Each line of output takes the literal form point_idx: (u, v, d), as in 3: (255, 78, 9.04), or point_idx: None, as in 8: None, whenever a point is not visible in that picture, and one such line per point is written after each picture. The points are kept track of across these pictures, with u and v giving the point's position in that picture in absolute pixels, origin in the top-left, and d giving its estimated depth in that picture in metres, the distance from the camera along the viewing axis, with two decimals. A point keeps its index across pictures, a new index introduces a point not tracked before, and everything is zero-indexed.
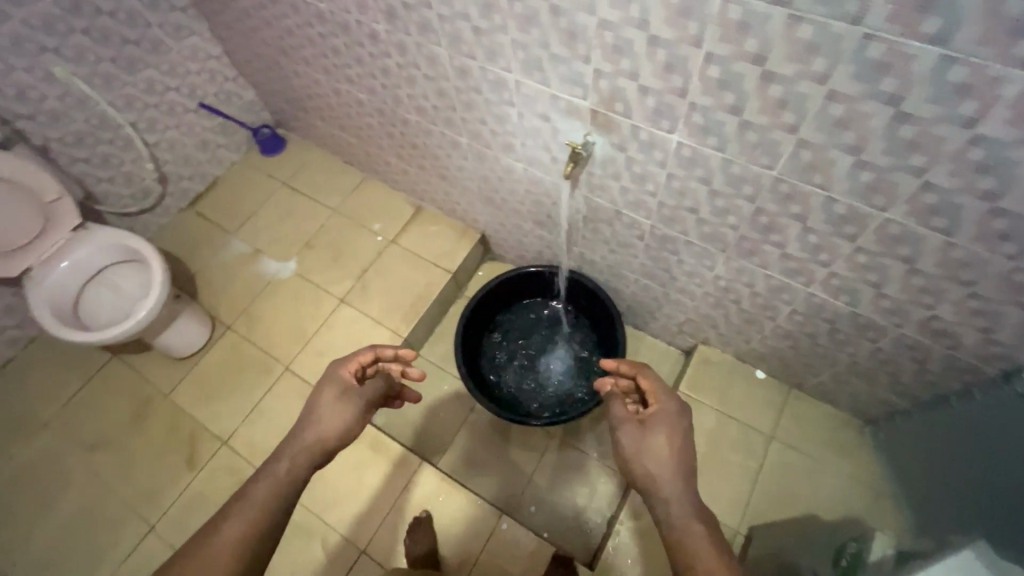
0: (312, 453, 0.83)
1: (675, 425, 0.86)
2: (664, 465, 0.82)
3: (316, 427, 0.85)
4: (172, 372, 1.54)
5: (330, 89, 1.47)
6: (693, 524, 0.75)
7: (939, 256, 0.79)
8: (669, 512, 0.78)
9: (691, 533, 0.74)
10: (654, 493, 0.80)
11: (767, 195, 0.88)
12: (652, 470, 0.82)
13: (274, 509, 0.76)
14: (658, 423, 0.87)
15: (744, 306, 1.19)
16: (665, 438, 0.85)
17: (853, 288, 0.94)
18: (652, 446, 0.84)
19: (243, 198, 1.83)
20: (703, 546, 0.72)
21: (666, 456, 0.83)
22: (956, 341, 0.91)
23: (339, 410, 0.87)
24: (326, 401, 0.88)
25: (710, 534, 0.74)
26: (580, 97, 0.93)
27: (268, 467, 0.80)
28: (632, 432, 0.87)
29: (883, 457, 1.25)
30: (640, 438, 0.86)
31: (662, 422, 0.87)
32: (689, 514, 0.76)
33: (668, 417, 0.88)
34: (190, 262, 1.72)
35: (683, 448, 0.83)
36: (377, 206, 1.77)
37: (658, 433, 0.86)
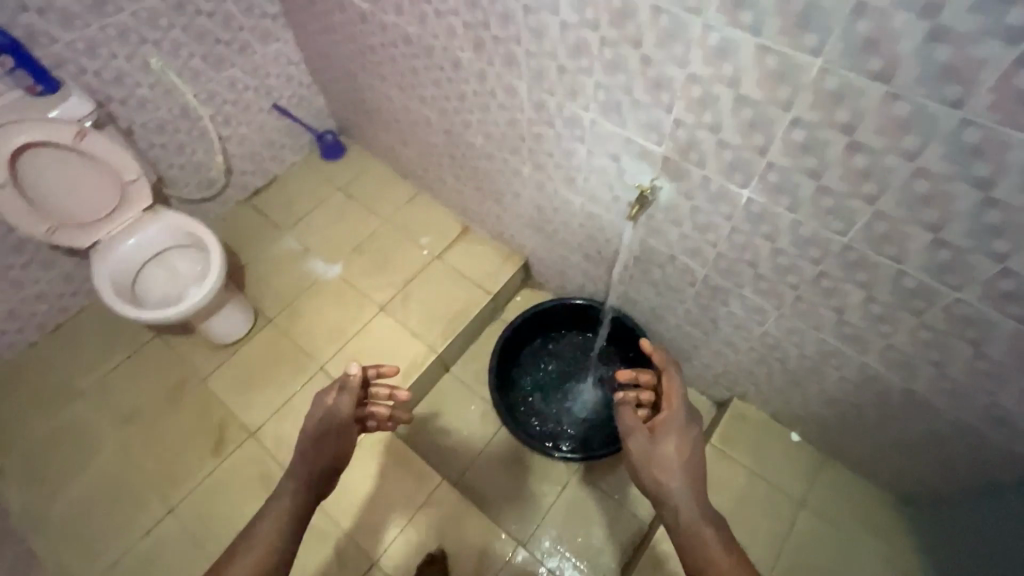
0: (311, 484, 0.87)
1: (686, 432, 0.87)
2: (676, 473, 0.82)
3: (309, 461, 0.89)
4: (210, 358, 1.58)
5: (400, 105, 1.53)
6: (702, 528, 0.76)
7: (1010, 343, 0.77)
8: (679, 515, 0.78)
9: (703, 537, 0.75)
10: (664, 499, 0.81)
11: (833, 260, 0.88)
12: (663, 476, 0.82)
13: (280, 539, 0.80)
14: (670, 432, 0.88)
15: (789, 366, 1.18)
16: (677, 446, 0.85)
17: (910, 363, 0.93)
18: (663, 453, 0.85)
19: (299, 198, 1.89)
20: (715, 550, 0.73)
21: (677, 465, 0.83)
22: (1016, 432, 0.88)
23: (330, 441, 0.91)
24: (310, 430, 0.92)
25: (720, 538, 0.75)
26: (655, 142, 0.96)
27: (272, 502, 0.85)
28: (643, 438, 0.87)
29: (921, 542, 1.20)
30: (651, 445, 0.86)
31: (673, 429, 0.88)
32: (698, 519, 0.77)
33: (679, 426, 0.88)
34: (242, 253, 1.77)
35: (694, 456, 0.84)
36: (426, 221, 1.81)
37: (669, 442, 0.86)
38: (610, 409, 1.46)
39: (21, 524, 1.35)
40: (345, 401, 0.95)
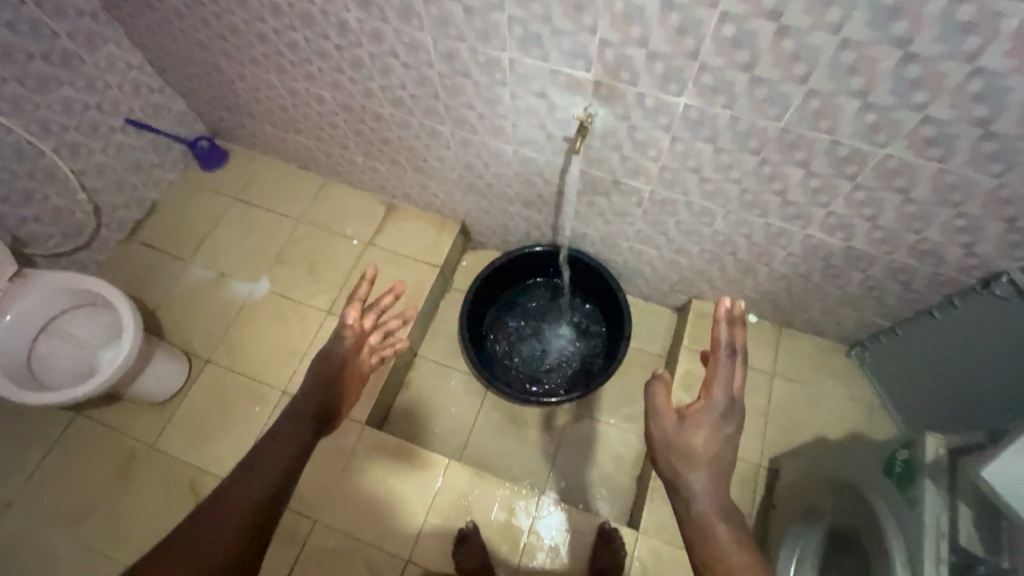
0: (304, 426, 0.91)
1: (719, 426, 0.82)
2: (698, 466, 0.80)
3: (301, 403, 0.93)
4: (152, 419, 1.40)
5: (284, 89, 1.37)
6: (715, 529, 0.75)
7: (932, 183, 0.86)
8: (691, 505, 0.79)
9: (713, 531, 0.75)
10: (679, 487, 0.81)
11: (773, 147, 0.92)
12: (682, 468, 0.80)
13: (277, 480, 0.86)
14: (700, 423, 0.82)
15: (740, 257, 1.26)
16: (706, 439, 0.81)
17: (848, 224, 1.02)
18: (688, 444, 0.81)
19: (193, 219, 1.67)
20: (724, 546, 0.74)
21: (702, 458, 0.80)
22: (940, 259, 1.01)
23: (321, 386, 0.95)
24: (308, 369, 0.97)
25: (732, 536, 0.75)
26: (582, 69, 0.93)
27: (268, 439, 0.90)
28: (669, 425, 0.83)
29: (871, 373, 1.37)
30: (677, 434, 0.82)
31: (705, 422, 0.82)
32: (711, 512, 0.77)
33: (712, 418, 0.82)
34: (147, 298, 1.55)
35: (721, 450, 0.81)
36: (346, 209, 1.68)
37: (698, 433, 0.81)
38: (587, 344, 1.50)
39: None
40: (339, 342, 0.97)
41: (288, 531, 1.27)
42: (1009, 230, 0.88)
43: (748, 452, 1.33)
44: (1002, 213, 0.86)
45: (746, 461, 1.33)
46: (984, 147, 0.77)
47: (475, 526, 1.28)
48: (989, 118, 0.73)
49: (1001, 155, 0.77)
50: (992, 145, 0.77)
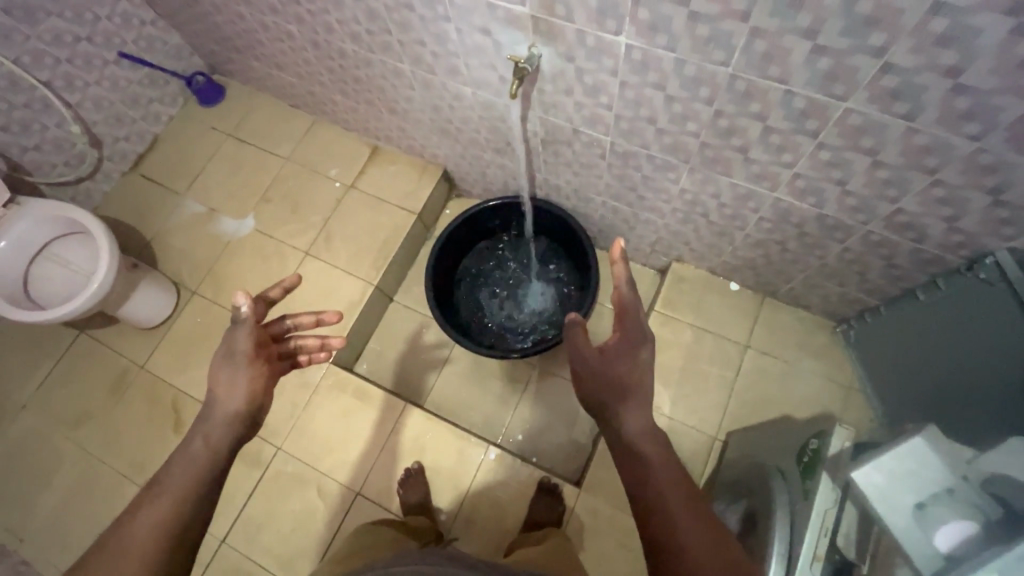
0: (228, 426, 0.75)
1: (638, 352, 0.74)
2: (623, 394, 0.72)
3: (216, 405, 0.76)
4: (143, 342, 1.51)
5: (255, 22, 1.34)
6: (644, 451, 0.68)
7: (902, 144, 0.74)
8: (620, 433, 0.70)
9: (643, 454, 0.68)
10: (609, 417, 0.72)
11: (725, 96, 0.82)
12: (607, 397, 0.72)
13: (203, 482, 0.69)
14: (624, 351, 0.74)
15: (712, 219, 1.16)
16: (627, 367, 0.73)
17: (818, 189, 0.91)
18: (613, 374, 0.73)
19: (189, 155, 1.72)
20: (656, 466, 0.66)
21: (626, 384, 0.72)
22: (921, 234, 0.88)
23: (238, 381, 0.78)
24: (218, 368, 0.79)
25: (662, 453, 0.68)
26: (518, 3, 0.85)
27: (183, 450, 0.72)
28: (592, 360, 0.74)
29: (855, 354, 1.26)
30: (601, 366, 0.74)
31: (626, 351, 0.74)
32: (639, 435, 0.69)
33: (632, 343, 0.74)
34: (144, 229, 1.64)
35: (645, 375, 0.73)
36: (331, 150, 1.67)
37: (621, 362, 0.74)
38: (556, 300, 1.46)
39: (9, 539, 1.37)
40: (241, 334, 0.79)
41: (253, 454, 1.37)
42: (995, 204, 0.76)
43: (705, 423, 1.28)
44: (985, 183, 0.73)
45: (702, 432, 1.28)
46: (956, 103, 0.65)
47: (420, 467, 1.33)
48: (959, 67, 0.61)
49: (977, 113, 0.65)
50: (965, 101, 0.64)
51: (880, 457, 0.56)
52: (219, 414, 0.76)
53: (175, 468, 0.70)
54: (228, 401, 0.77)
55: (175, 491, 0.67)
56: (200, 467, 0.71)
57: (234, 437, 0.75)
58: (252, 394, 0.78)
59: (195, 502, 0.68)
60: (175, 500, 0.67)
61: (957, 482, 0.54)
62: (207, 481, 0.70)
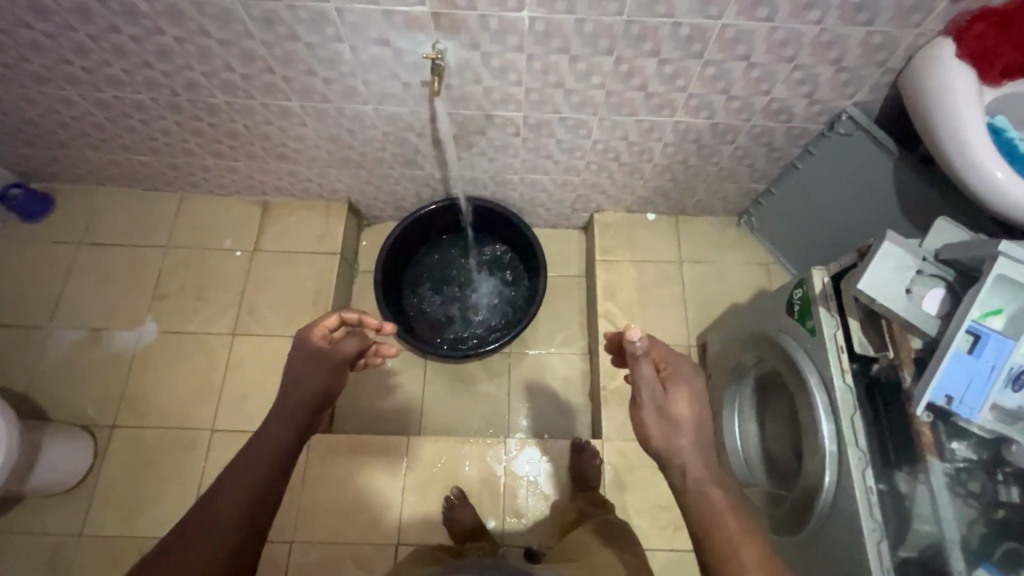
0: (294, 418, 0.76)
1: (694, 388, 0.75)
2: (684, 432, 0.72)
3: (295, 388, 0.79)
4: (69, 509, 1.25)
5: (90, 104, 1.17)
6: (713, 493, 0.67)
7: (767, 43, 0.91)
8: (685, 474, 0.69)
9: (710, 502, 0.66)
10: (670, 458, 0.71)
11: (622, 42, 0.93)
12: (670, 434, 0.71)
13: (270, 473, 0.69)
14: (683, 383, 0.75)
15: (623, 161, 1.29)
16: (689, 403, 0.74)
17: (708, 102, 1.07)
18: (675, 408, 0.73)
19: (38, 282, 1.44)
20: (724, 513, 0.65)
21: (688, 421, 0.73)
22: (790, 114, 1.09)
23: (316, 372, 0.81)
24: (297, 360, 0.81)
25: (728, 502, 0.66)
26: (416, 4, 0.87)
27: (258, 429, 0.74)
28: (654, 393, 0.74)
29: (762, 235, 1.49)
30: (663, 399, 0.73)
31: (685, 384, 0.75)
32: (706, 479, 0.68)
33: (687, 377, 0.76)
34: (13, 382, 1.34)
35: (703, 410, 0.74)
36: (216, 221, 1.51)
37: (681, 393, 0.74)
38: (508, 284, 1.49)
39: None
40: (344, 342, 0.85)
41: (264, 560, 1.22)
42: (838, 71, 0.97)
43: (677, 337, 1.43)
44: (828, 56, 0.94)
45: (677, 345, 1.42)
46: None
47: (461, 491, 1.28)
48: None
49: (815, 2, 0.83)
50: None
51: (871, 267, 0.69)
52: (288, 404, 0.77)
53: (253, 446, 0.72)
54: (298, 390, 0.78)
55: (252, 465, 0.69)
56: (273, 450, 0.71)
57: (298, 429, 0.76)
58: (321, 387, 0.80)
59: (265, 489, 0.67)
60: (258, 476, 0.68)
61: (922, 262, 0.70)
62: (275, 472, 0.69)
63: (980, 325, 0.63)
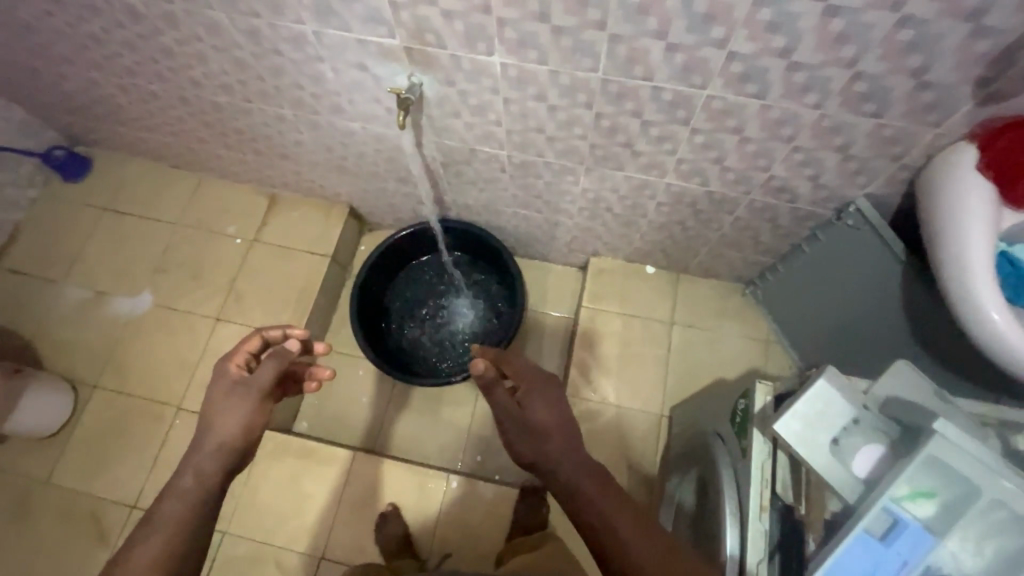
0: (219, 458, 0.72)
1: (550, 394, 0.79)
2: (551, 439, 0.73)
3: (211, 430, 0.74)
4: (42, 455, 1.35)
5: (112, 86, 1.24)
6: (584, 483, 0.69)
7: (760, 119, 0.82)
8: (560, 475, 0.70)
9: (584, 490, 0.68)
10: (543, 465, 0.72)
11: (600, 98, 0.86)
12: (536, 443, 0.73)
13: (195, 522, 0.65)
14: (535, 393, 0.78)
15: (616, 212, 1.22)
16: (544, 410, 0.76)
17: (701, 169, 0.98)
18: (532, 418, 0.75)
19: (61, 238, 1.56)
20: (598, 499, 0.67)
21: (548, 427, 0.74)
22: (794, 194, 0.98)
23: (236, 410, 0.76)
24: (218, 402, 0.77)
25: (602, 487, 0.68)
26: (388, 36, 0.85)
27: (172, 483, 0.68)
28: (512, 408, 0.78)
29: (766, 310, 1.36)
30: (521, 412, 0.77)
31: (538, 392, 0.78)
32: (577, 470, 0.70)
33: (539, 387, 0.80)
34: (22, 329, 1.46)
35: (563, 413, 0.77)
36: (225, 206, 1.58)
37: (536, 402, 0.77)
38: (486, 314, 1.45)
39: None
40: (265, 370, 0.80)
41: None
42: (845, 159, 0.86)
43: (650, 403, 1.34)
44: (833, 142, 0.83)
45: (648, 411, 1.33)
46: (794, 78, 0.73)
47: (397, 508, 1.28)
48: (789, 48, 0.69)
49: (813, 85, 0.73)
50: (801, 76, 0.72)
51: (797, 404, 0.60)
52: (210, 442, 0.73)
53: (166, 504, 0.66)
54: (225, 426, 0.74)
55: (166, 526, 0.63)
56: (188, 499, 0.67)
57: (223, 470, 0.71)
58: (249, 425, 0.76)
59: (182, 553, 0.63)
60: (169, 536, 0.63)
61: (862, 412, 0.60)
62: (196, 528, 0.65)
63: (900, 506, 0.53)
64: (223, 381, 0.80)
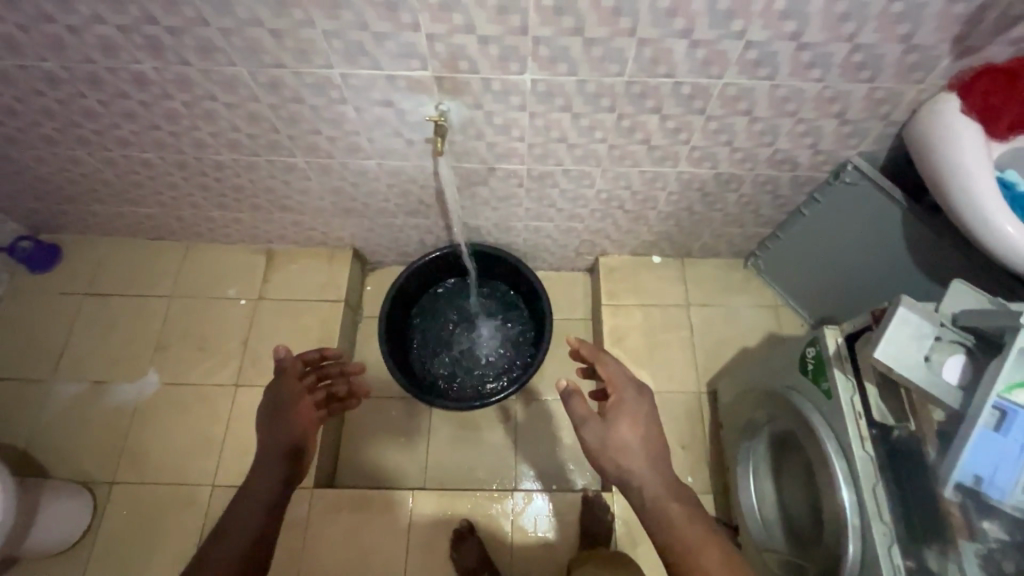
0: (277, 469, 0.81)
1: (636, 412, 0.82)
2: (637, 457, 0.78)
3: (265, 446, 0.83)
4: (65, 570, 1.22)
5: (98, 161, 1.19)
6: (669, 507, 0.75)
7: (769, 99, 0.91)
8: (644, 494, 0.77)
9: (669, 513, 0.75)
10: (628, 481, 0.78)
11: (623, 100, 0.93)
12: (623, 460, 0.78)
13: (261, 526, 0.76)
14: (623, 412, 0.82)
15: (628, 208, 1.29)
16: (631, 426, 0.81)
17: (712, 153, 1.07)
18: (618, 437, 0.79)
19: (41, 333, 1.44)
20: (683, 522, 0.74)
21: (636, 444, 0.79)
22: (795, 163, 1.08)
23: (282, 421, 0.85)
24: (261, 418, 0.87)
25: (684, 511, 0.75)
26: (419, 68, 0.88)
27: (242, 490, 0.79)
28: (596, 425, 0.81)
29: (769, 277, 1.47)
30: (606, 429, 0.81)
31: (625, 411, 0.82)
32: (662, 493, 0.76)
33: (628, 405, 0.83)
34: (13, 438, 1.33)
35: (647, 432, 0.81)
36: (221, 270, 1.52)
37: (623, 422, 0.81)
38: (512, 329, 1.47)
39: None
40: (285, 381, 0.90)
41: None
42: (842, 124, 0.97)
43: (686, 383, 1.40)
44: (832, 110, 0.93)
45: (687, 391, 1.39)
46: (802, 57, 0.83)
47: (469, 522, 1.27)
48: (799, 31, 0.78)
49: (817, 61, 0.83)
50: (807, 54, 0.82)
51: (886, 335, 0.67)
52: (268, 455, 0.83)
53: (237, 509, 0.77)
54: (273, 444, 0.83)
55: (241, 530, 0.74)
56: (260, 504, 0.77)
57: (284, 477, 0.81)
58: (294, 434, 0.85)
59: (251, 553, 0.73)
60: (244, 540, 0.74)
61: (941, 330, 0.67)
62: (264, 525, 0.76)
63: (1005, 399, 0.60)
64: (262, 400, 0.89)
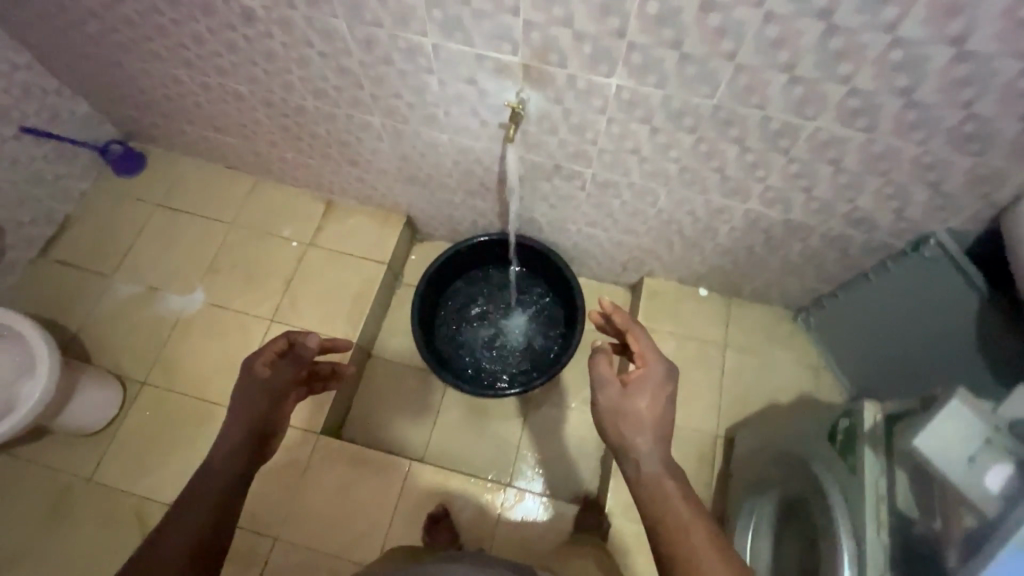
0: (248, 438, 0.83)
1: (659, 387, 0.80)
2: (644, 432, 0.76)
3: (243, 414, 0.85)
4: (86, 452, 1.31)
5: (194, 84, 1.26)
6: (665, 484, 0.72)
7: (861, 152, 0.87)
8: (641, 470, 0.74)
9: (665, 490, 0.72)
10: (627, 452, 0.76)
11: (707, 124, 0.90)
12: (628, 432, 0.77)
13: (223, 497, 0.76)
14: (642, 385, 0.80)
15: (685, 234, 1.25)
16: (648, 401, 0.78)
17: (786, 197, 1.02)
18: (633, 408, 0.78)
19: (110, 233, 1.54)
20: (677, 502, 0.70)
21: (647, 418, 0.77)
22: (873, 225, 1.02)
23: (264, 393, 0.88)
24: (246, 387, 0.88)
25: (681, 495, 0.72)
26: (509, 53, 0.88)
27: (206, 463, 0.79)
28: (613, 392, 0.79)
29: (817, 337, 1.40)
30: (619, 398, 0.79)
31: (648, 384, 0.80)
32: (661, 473, 0.73)
33: (653, 380, 0.80)
34: (68, 322, 1.44)
35: (663, 413, 0.78)
36: (281, 209, 1.58)
37: (642, 397, 0.79)
38: (542, 330, 1.47)
39: None
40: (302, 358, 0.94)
41: (242, 551, 1.24)
42: (934, 195, 0.91)
43: (705, 423, 1.36)
44: (928, 178, 0.88)
45: (703, 430, 1.35)
46: (907, 115, 0.78)
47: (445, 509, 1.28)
48: (910, 87, 0.74)
49: (922, 123, 0.78)
50: (914, 114, 0.77)
51: (929, 424, 0.64)
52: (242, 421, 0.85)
53: (203, 481, 0.77)
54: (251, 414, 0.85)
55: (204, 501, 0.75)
56: (223, 477, 0.78)
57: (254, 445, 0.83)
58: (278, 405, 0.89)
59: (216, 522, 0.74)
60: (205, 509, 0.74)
61: (994, 431, 0.63)
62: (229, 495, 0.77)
63: None
64: (252, 371, 0.90)
